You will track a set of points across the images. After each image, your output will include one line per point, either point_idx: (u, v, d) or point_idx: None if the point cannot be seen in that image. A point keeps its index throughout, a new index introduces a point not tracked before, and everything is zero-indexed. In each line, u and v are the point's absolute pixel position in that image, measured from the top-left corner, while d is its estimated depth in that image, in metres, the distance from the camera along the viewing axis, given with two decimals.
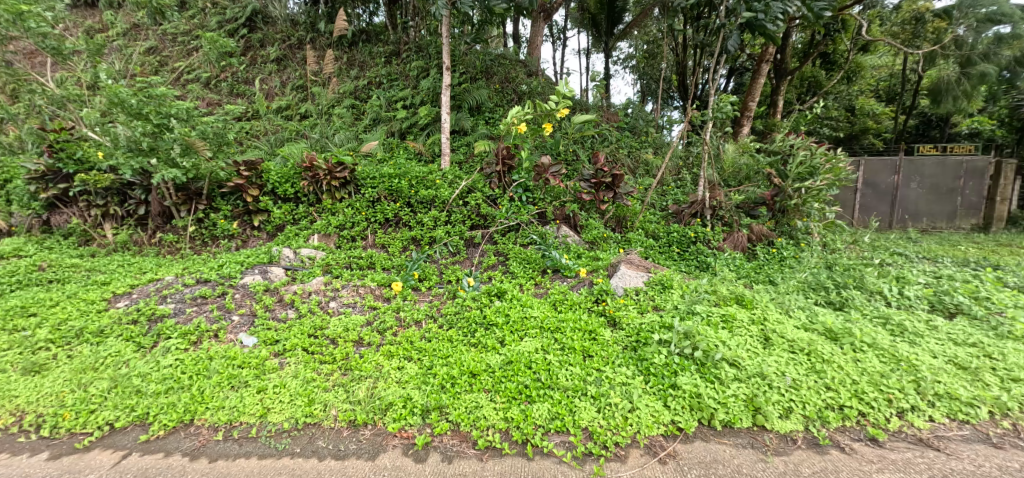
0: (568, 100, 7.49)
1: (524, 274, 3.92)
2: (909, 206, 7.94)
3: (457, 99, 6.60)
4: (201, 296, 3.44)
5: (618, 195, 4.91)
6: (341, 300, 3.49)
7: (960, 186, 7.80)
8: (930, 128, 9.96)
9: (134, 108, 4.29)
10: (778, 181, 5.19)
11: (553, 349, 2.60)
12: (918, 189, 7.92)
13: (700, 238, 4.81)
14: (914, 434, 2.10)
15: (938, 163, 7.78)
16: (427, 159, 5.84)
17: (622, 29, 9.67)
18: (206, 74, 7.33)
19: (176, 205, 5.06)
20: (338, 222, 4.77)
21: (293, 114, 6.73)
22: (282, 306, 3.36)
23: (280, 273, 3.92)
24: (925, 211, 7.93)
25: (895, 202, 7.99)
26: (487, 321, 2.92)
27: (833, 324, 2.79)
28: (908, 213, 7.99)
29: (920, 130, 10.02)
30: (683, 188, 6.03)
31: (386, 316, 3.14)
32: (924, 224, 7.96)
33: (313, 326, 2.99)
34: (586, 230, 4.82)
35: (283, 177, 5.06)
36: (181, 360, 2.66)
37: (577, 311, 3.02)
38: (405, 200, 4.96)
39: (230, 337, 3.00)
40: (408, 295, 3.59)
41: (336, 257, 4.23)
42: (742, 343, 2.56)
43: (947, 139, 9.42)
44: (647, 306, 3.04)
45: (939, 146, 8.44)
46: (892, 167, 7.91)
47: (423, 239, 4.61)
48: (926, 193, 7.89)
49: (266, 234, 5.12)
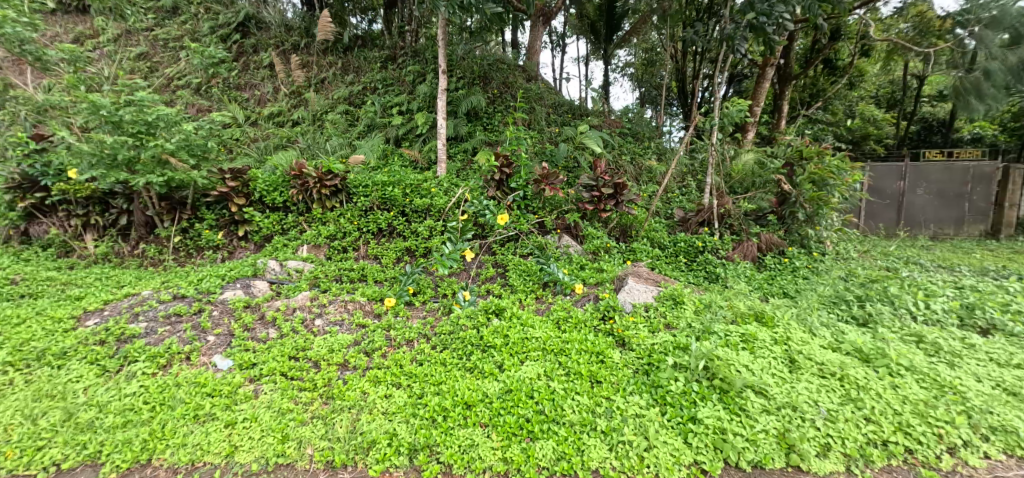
0: (568, 104, 7.29)
1: (524, 287, 3.75)
2: (917, 212, 7.76)
3: (453, 105, 6.39)
4: (175, 314, 3.14)
5: (621, 204, 4.72)
6: (327, 317, 3.25)
7: (968, 191, 7.64)
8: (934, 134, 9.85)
9: (113, 117, 4.12)
10: (788, 188, 5.11)
11: (557, 375, 2.33)
12: (925, 196, 7.72)
13: (707, 247, 4.70)
14: (971, 474, 1.85)
15: (944, 168, 7.59)
16: (422, 167, 5.62)
17: (621, 36, 9.58)
18: (197, 80, 7.20)
19: (161, 215, 4.90)
20: (329, 232, 4.59)
21: (285, 121, 6.52)
22: (263, 325, 3.11)
23: (264, 287, 3.66)
24: (932, 216, 7.75)
25: (902, 208, 7.83)
26: (483, 342, 2.63)
27: (864, 344, 2.55)
28: (917, 219, 7.79)
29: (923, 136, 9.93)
30: (687, 195, 5.87)
31: (375, 335, 2.96)
32: (930, 230, 7.78)
33: (295, 347, 2.78)
34: (587, 240, 4.62)
35: (271, 185, 4.79)
36: (146, 387, 2.41)
37: (582, 331, 2.73)
38: (399, 209, 4.76)
39: (202, 360, 2.73)
40: (400, 311, 3.44)
41: (325, 269, 4.06)
42: (766, 367, 2.30)
43: (949, 144, 9.34)
44: (658, 325, 2.76)
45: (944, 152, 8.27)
46: (896, 172, 7.77)
47: (417, 251, 4.46)
48: (934, 199, 7.70)
49: (253, 245, 4.88)
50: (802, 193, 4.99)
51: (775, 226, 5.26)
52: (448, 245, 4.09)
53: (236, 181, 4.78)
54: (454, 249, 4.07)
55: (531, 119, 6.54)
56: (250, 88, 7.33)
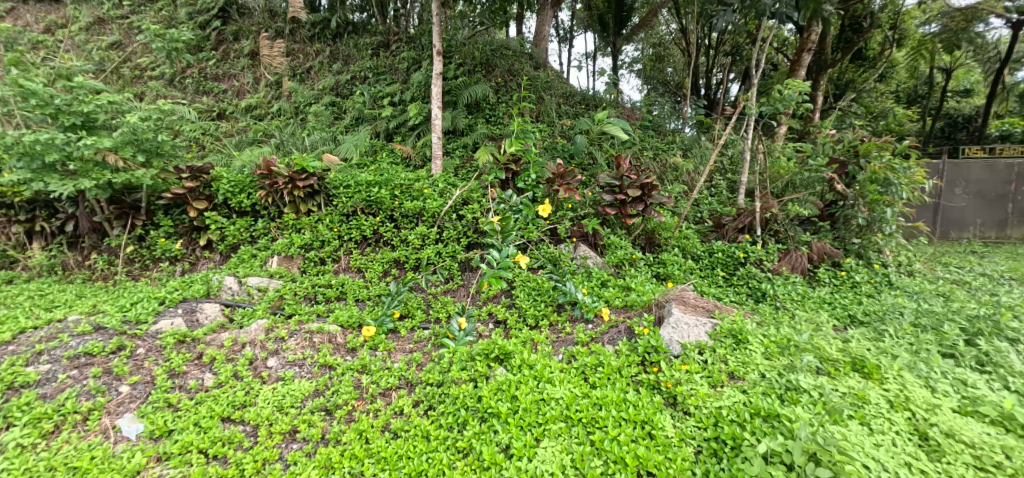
0: (580, 94, 6.53)
1: (535, 311, 3.06)
2: (954, 217, 6.98)
3: (451, 95, 5.64)
4: (86, 354, 2.43)
5: (649, 207, 3.97)
6: (284, 356, 2.53)
7: (1011, 191, 6.81)
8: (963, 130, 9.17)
9: (45, 107, 3.46)
10: (842, 188, 4.33)
11: (589, 465, 1.64)
12: (964, 196, 6.92)
13: (750, 258, 3.98)
14: None
15: (986, 166, 6.78)
16: (415, 164, 4.90)
17: (629, 31, 8.84)
18: (170, 69, 6.53)
19: (110, 220, 4.20)
20: (304, 240, 3.86)
21: (264, 114, 5.83)
22: (199, 368, 2.40)
23: (214, 312, 2.97)
24: (970, 216, 6.96)
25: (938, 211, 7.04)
26: (483, 406, 1.92)
27: (1016, 409, 1.84)
28: (954, 224, 7.00)
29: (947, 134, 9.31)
30: (718, 196, 5.13)
31: (342, 384, 2.28)
32: (969, 230, 6.97)
33: (232, 405, 2.12)
34: (609, 250, 3.89)
35: (236, 186, 4.08)
36: (10, 472, 1.76)
37: (618, 385, 2.01)
38: (387, 214, 4.06)
39: (105, 423, 2.06)
40: (380, 344, 2.75)
41: (295, 286, 3.37)
42: (895, 453, 1.59)
43: (987, 141, 8.60)
44: (719, 376, 2.04)
45: (984, 148, 7.43)
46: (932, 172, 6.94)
47: (407, 262, 3.72)
48: (974, 201, 6.90)
49: (219, 255, 4.15)
50: (860, 196, 4.23)
51: (823, 232, 4.50)
52: (499, 251, 3.25)
53: (195, 182, 4.08)
54: (505, 255, 3.25)
55: (540, 110, 5.77)
56: (229, 79, 6.68)
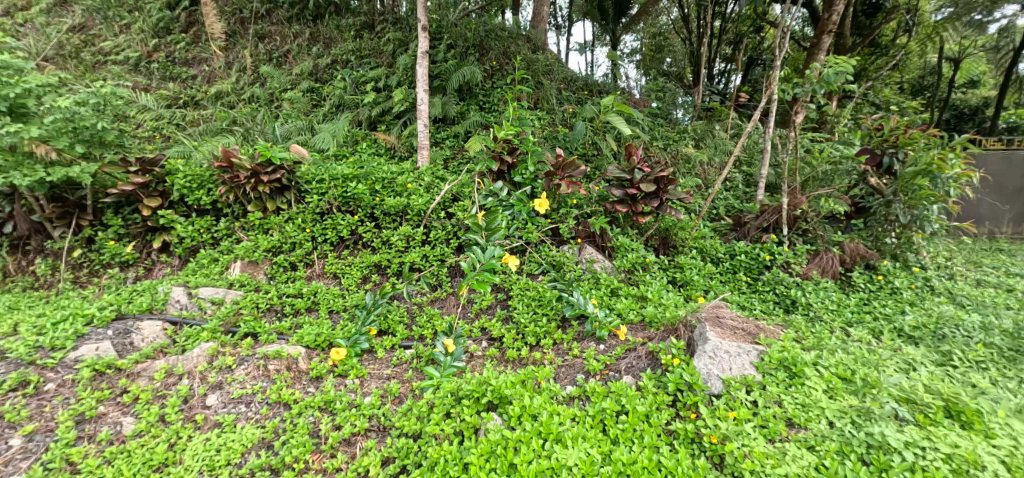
0: (581, 79, 6.03)
1: (536, 328, 2.59)
2: (974, 211, 6.45)
3: (440, 79, 5.12)
4: None
5: (664, 204, 3.51)
6: (230, 392, 2.06)
7: None
8: (966, 121, 8.92)
9: None
10: (877, 182, 3.86)
11: None
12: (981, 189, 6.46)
13: (777, 261, 3.55)
14: None
15: (1002, 157, 6.39)
16: (401, 156, 4.43)
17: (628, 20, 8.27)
18: (135, 53, 5.95)
19: (50, 221, 3.60)
20: (270, 243, 3.34)
21: (236, 101, 5.31)
22: (120, 410, 1.94)
23: (155, 333, 2.49)
24: (989, 214, 6.42)
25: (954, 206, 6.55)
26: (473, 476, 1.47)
27: None
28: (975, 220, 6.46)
29: (953, 125, 9.00)
30: (735, 191, 4.67)
31: (297, 431, 1.83)
32: (987, 229, 6.41)
33: (150, 468, 1.66)
34: (618, 252, 3.43)
35: (195, 182, 3.59)
36: None
37: (647, 442, 1.57)
38: (367, 212, 3.57)
39: None
40: (351, 372, 2.27)
41: (257, 296, 2.88)
42: None
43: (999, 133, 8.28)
44: (778, 428, 1.60)
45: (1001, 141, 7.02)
46: None
47: (390, 268, 3.24)
48: (992, 194, 6.45)
49: (178, 260, 3.65)
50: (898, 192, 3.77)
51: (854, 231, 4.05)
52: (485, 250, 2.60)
53: (145, 176, 3.55)
54: (491, 255, 2.62)
55: (539, 96, 5.28)
56: (199, 63, 6.13)
